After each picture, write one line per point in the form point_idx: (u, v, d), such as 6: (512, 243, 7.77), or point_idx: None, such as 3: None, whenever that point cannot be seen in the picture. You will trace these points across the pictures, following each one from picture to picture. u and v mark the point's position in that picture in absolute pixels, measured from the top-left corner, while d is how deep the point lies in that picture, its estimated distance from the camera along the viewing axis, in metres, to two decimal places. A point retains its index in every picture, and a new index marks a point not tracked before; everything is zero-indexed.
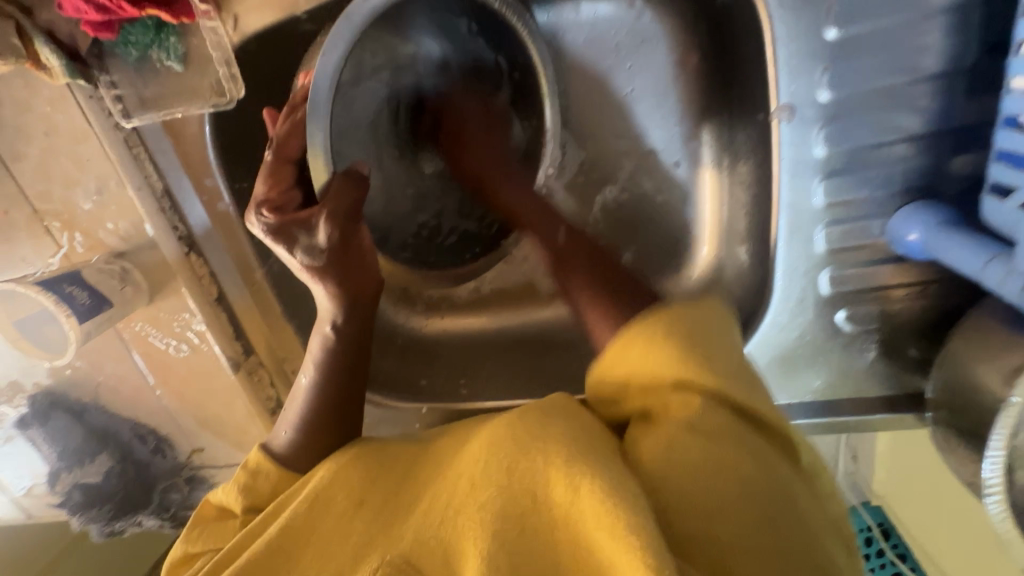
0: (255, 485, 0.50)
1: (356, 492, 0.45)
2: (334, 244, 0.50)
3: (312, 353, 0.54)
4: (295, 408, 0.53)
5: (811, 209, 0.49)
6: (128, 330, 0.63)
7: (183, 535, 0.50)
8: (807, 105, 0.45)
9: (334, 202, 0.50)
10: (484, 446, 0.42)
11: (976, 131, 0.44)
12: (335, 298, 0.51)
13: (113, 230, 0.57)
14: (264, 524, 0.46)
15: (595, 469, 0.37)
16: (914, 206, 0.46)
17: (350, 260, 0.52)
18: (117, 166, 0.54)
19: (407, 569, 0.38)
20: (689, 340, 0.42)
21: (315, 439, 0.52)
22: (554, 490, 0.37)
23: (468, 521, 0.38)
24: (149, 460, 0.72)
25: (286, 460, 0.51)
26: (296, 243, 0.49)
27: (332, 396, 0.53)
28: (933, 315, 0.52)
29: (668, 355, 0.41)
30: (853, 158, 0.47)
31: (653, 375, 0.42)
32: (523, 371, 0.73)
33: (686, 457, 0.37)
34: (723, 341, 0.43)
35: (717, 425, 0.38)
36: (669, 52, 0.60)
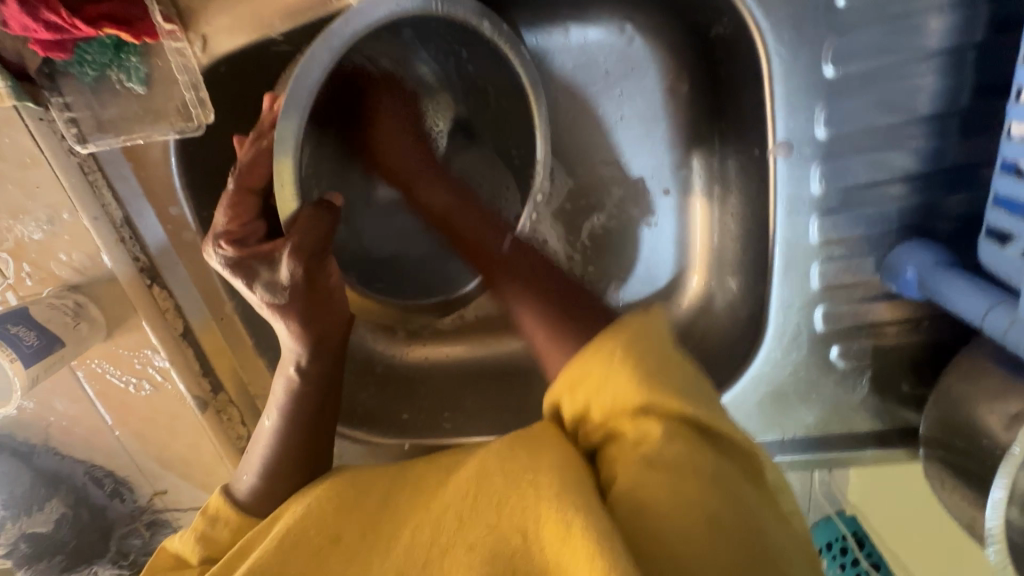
0: (215, 534, 0.46)
1: (330, 525, 0.42)
2: (299, 282, 0.46)
3: (276, 396, 0.50)
4: (258, 450, 0.49)
5: (807, 245, 0.48)
6: (83, 367, 0.59)
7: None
8: (804, 142, 0.44)
9: (296, 234, 0.45)
10: (466, 480, 0.40)
11: (969, 171, 0.44)
12: (299, 337, 0.48)
13: (66, 262, 0.53)
14: (227, 569, 0.42)
15: (567, 502, 0.35)
16: (909, 245, 0.45)
17: (317, 298, 0.48)
18: (70, 193, 0.49)
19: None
20: (644, 362, 0.39)
21: (283, 477, 0.48)
22: (545, 534, 0.34)
23: (455, 561, 0.35)
24: (105, 505, 0.67)
25: (253, 505, 0.47)
26: (255, 278, 0.46)
27: (300, 434, 0.49)
28: (924, 352, 0.52)
29: (618, 378, 0.39)
30: (849, 196, 0.46)
31: (610, 402, 0.39)
32: (504, 403, 0.70)
33: (648, 490, 0.34)
34: (663, 353, 0.40)
35: (678, 452, 0.35)
36: (659, 80, 0.59)
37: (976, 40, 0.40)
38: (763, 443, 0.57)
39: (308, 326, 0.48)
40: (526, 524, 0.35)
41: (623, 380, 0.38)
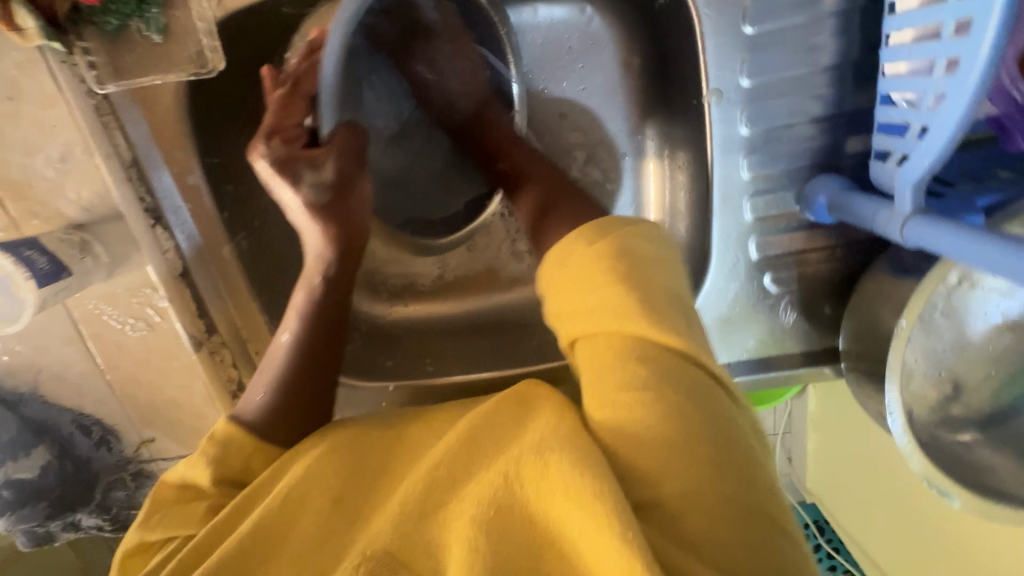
0: (227, 458, 0.50)
1: (332, 488, 0.47)
2: (336, 181, 0.56)
3: (295, 309, 0.57)
4: (273, 365, 0.55)
5: (739, 181, 0.57)
6: (79, 309, 0.61)
7: (139, 520, 0.48)
8: (731, 89, 0.54)
9: (338, 152, 0.55)
10: (453, 437, 0.46)
11: (863, 115, 0.54)
12: (326, 238, 0.56)
13: (74, 201, 0.56)
14: (231, 522, 0.46)
15: (552, 450, 0.42)
16: (822, 177, 0.55)
17: (348, 203, 0.57)
18: (85, 132, 0.54)
19: (393, 563, 0.41)
20: (633, 277, 0.46)
21: (293, 392, 0.54)
22: (530, 479, 0.42)
23: (449, 514, 0.42)
24: (91, 455, 0.68)
25: (258, 423, 0.52)
26: (300, 178, 0.54)
27: (312, 347, 0.56)
28: (842, 275, 0.61)
29: (603, 297, 0.45)
30: (770, 136, 0.55)
31: (597, 314, 0.46)
32: (484, 350, 0.76)
33: (633, 416, 0.42)
34: (648, 269, 0.47)
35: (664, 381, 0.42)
36: (615, 55, 0.69)
37: (859, 5, 0.50)
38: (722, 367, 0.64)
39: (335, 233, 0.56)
40: (510, 474, 0.42)
41: (612, 293, 0.45)
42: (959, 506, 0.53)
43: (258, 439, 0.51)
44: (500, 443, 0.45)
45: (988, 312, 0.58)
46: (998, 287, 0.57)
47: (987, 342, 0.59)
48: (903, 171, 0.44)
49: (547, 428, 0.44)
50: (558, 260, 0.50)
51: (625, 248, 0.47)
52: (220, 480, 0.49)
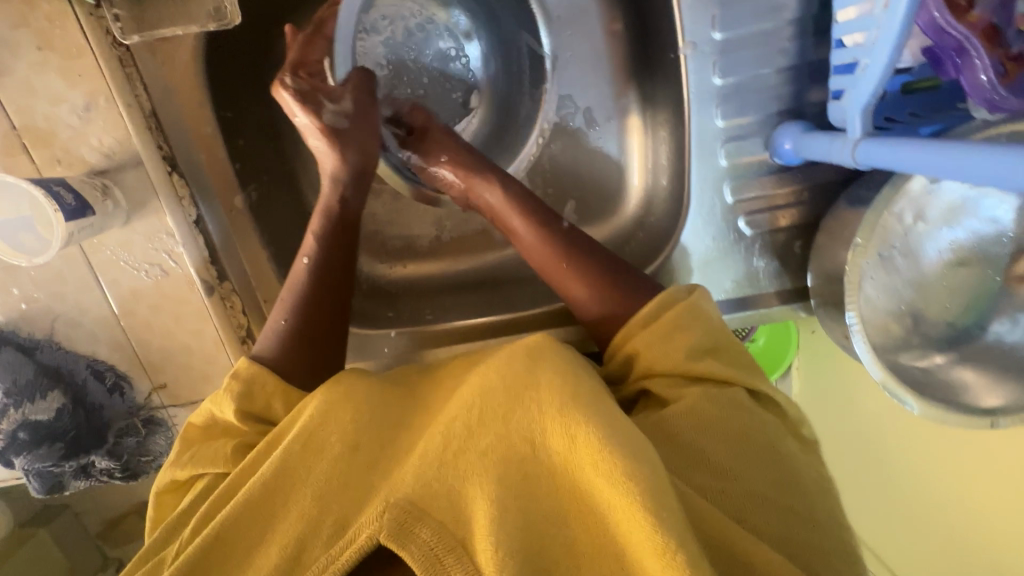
0: (254, 395, 0.56)
1: (350, 436, 0.49)
2: (352, 113, 0.65)
3: (308, 237, 0.64)
4: (292, 286, 0.62)
5: (714, 128, 0.63)
6: (96, 255, 0.65)
7: (174, 458, 0.56)
8: (704, 41, 0.60)
9: (354, 89, 0.65)
10: (472, 393, 0.49)
11: (823, 66, 0.60)
12: (340, 161, 0.64)
13: (96, 147, 0.60)
14: (253, 465, 0.51)
15: (578, 418, 0.45)
16: (786, 123, 0.61)
17: (362, 133, 0.66)
18: (109, 81, 0.58)
19: (415, 512, 0.42)
20: (702, 333, 0.56)
21: (310, 312, 0.61)
22: (553, 442, 0.45)
23: (470, 466, 0.45)
24: (104, 402, 0.71)
25: (275, 350, 0.59)
26: (322, 106, 0.63)
27: (328, 272, 0.63)
28: (810, 218, 0.66)
29: (676, 347, 0.55)
30: (740, 85, 0.61)
31: (670, 354, 0.55)
32: (481, 301, 0.80)
33: (707, 425, 0.50)
34: (711, 323, 0.57)
35: (724, 400, 0.52)
36: (600, 22, 0.74)
37: None
38: None
39: (353, 158, 0.64)
40: (531, 433, 0.46)
41: (682, 342, 0.55)
42: (916, 411, 0.58)
43: (274, 368, 0.58)
44: (513, 402, 0.48)
45: (939, 242, 0.63)
46: (946, 217, 0.62)
47: (942, 271, 0.64)
48: (852, 100, 0.50)
49: (559, 390, 0.47)
50: (643, 320, 0.58)
51: (695, 308, 0.57)
52: (244, 415, 0.55)
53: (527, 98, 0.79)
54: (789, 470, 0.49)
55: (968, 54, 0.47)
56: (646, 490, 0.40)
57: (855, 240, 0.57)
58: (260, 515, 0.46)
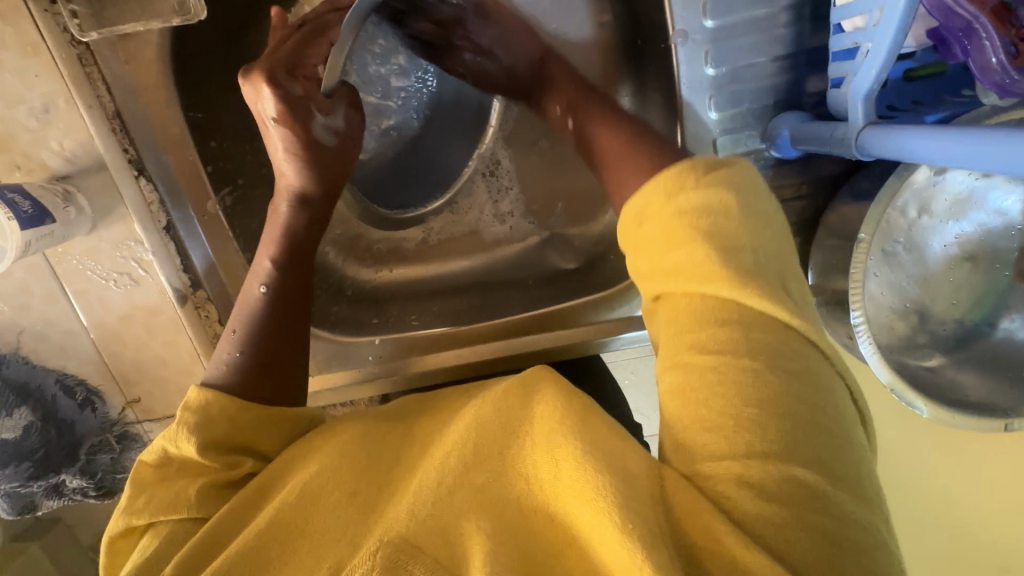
0: (212, 424, 0.49)
1: (346, 484, 0.45)
2: (340, 130, 0.59)
3: (263, 265, 0.58)
4: (245, 313, 0.57)
5: (707, 121, 0.60)
6: (62, 266, 0.62)
7: (125, 504, 0.47)
8: (695, 30, 0.57)
9: (347, 103, 0.60)
10: (467, 425, 0.45)
11: (822, 53, 0.57)
12: (314, 179, 0.58)
13: (58, 151, 0.57)
14: (243, 507, 0.46)
15: (566, 442, 0.40)
16: (782, 115, 0.58)
17: (341, 152, 0.60)
18: (68, 81, 0.55)
19: (408, 549, 0.39)
20: (728, 236, 0.41)
21: (267, 342, 0.56)
22: (546, 475, 0.41)
23: (466, 504, 0.41)
24: (75, 419, 0.68)
25: (230, 376, 0.53)
26: (311, 118, 0.56)
27: (291, 297, 0.58)
28: (810, 213, 0.63)
29: (694, 258, 0.40)
30: (734, 75, 0.58)
31: (676, 256, 0.41)
32: (468, 305, 0.77)
33: (706, 403, 0.37)
34: (751, 220, 0.42)
35: (736, 349, 0.38)
36: (588, 12, 0.71)
37: None
38: None
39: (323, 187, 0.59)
40: (531, 468, 0.42)
41: (702, 255, 0.40)
42: (926, 413, 0.56)
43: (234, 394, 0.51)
44: (507, 436, 0.43)
45: (945, 236, 0.60)
46: (950, 211, 0.59)
47: (948, 267, 0.61)
48: (852, 87, 0.47)
49: (549, 420, 0.42)
50: (634, 214, 0.45)
51: (719, 206, 0.42)
52: (206, 447, 0.48)
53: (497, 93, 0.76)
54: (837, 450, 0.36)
55: (976, 35, 0.44)
56: (640, 525, 0.35)
57: (860, 237, 0.55)
58: (246, 560, 0.41)
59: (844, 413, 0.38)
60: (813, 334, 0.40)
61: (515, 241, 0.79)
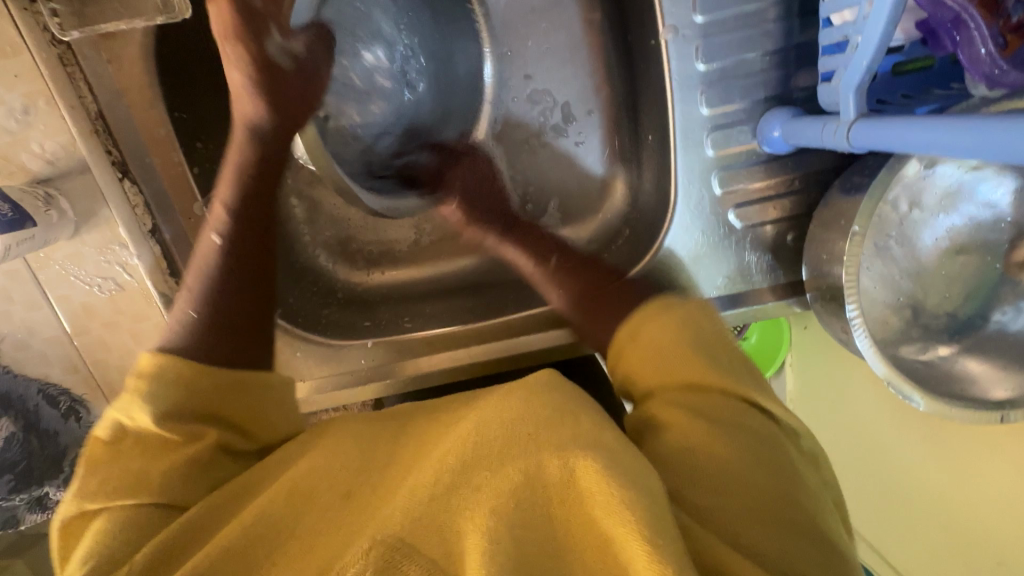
0: (169, 392, 0.47)
1: (340, 486, 0.44)
2: (300, 58, 0.59)
3: (215, 219, 0.58)
4: (200, 263, 0.57)
5: (698, 117, 0.60)
6: (45, 270, 0.60)
7: (78, 487, 0.45)
8: (686, 25, 0.57)
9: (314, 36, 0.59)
10: (467, 425, 0.43)
11: (810, 50, 0.58)
12: (263, 110, 0.57)
13: (38, 153, 0.55)
14: (224, 506, 0.44)
15: (588, 453, 0.40)
16: (772, 111, 0.58)
17: (301, 82, 0.59)
18: (49, 82, 0.53)
19: (403, 549, 0.37)
20: (687, 337, 0.53)
21: (223, 290, 0.56)
22: (550, 475, 0.40)
23: (465, 501, 0.39)
24: (58, 429, 0.66)
25: (192, 331, 0.52)
26: (264, 35, 0.55)
27: (243, 247, 0.58)
28: (802, 209, 0.63)
29: (663, 347, 0.53)
30: (724, 71, 0.58)
31: (669, 352, 0.52)
32: (462, 307, 0.76)
33: (703, 449, 0.44)
34: (710, 333, 0.54)
35: (723, 416, 0.47)
36: (578, 11, 0.71)
37: None
38: None
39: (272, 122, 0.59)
40: (532, 464, 0.40)
41: (667, 355, 0.52)
42: (922, 407, 0.55)
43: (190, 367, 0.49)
44: (513, 435, 0.42)
45: (936, 229, 0.60)
46: (941, 205, 0.60)
47: (939, 260, 0.62)
48: (843, 80, 0.47)
49: (570, 428, 0.42)
50: (627, 331, 0.57)
51: (687, 317, 0.54)
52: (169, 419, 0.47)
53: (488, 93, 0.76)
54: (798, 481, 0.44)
55: (966, 26, 0.45)
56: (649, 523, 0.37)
57: (851, 229, 0.55)
58: (217, 561, 0.40)
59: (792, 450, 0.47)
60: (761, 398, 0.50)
61: None
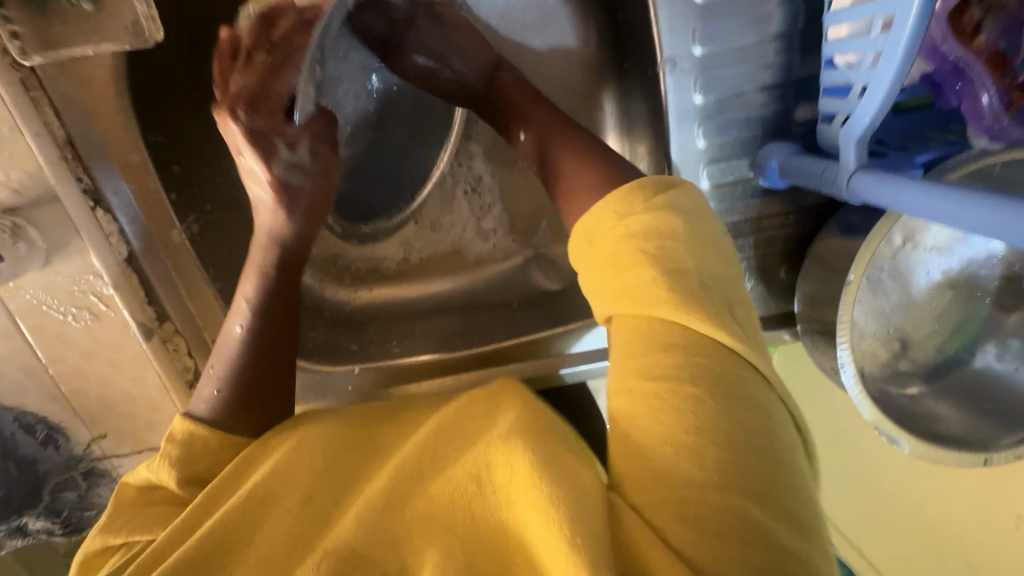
0: (195, 456, 0.49)
1: (303, 488, 0.44)
2: (308, 159, 0.55)
3: (243, 296, 0.55)
4: (224, 358, 0.54)
5: (695, 150, 0.59)
6: (13, 301, 0.57)
7: (103, 523, 0.47)
8: (685, 58, 0.55)
9: (314, 135, 0.55)
10: (424, 435, 0.44)
11: (809, 84, 0.56)
12: (275, 205, 0.54)
13: (3, 182, 0.53)
14: (199, 513, 0.44)
15: (519, 444, 0.40)
16: (771, 144, 0.57)
17: (323, 175, 0.57)
18: (12, 109, 0.50)
19: (355, 558, 0.39)
20: (686, 255, 0.39)
21: (244, 382, 0.52)
22: (498, 475, 0.40)
23: (422, 522, 0.40)
24: (36, 457, 0.64)
25: (243, 356, 0.53)
26: (274, 155, 0.52)
27: (274, 314, 0.55)
28: (796, 241, 0.63)
29: (641, 272, 0.39)
30: (722, 104, 0.57)
31: (633, 276, 0.39)
32: (453, 328, 0.75)
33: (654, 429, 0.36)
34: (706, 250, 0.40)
35: (706, 382, 0.36)
36: (573, 29, 0.69)
37: None
38: None
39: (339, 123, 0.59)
40: (475, 463, 0.41)
41: (647, 277, 0.38)
42: (908, 450, 0.56)
43: (223, 430, 0.50)
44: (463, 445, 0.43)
45: (928, 268, 0.60)
46: (936, 242, 0.59)
47: (931, 294, 0.61)
48: (846, 130, 0.46)
49: (517, 426, 0.42)
50: (586, 232, 0.43)
51: (657, 224, 0.40)
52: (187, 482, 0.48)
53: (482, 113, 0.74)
54: (781, 494, 0.34)
55: (970, 80, 0.45)
56: (583, 525, 0.35)
57: (850, 277, 0.54)
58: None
59: (788, 437, 0.37)
60: (755, 353, 0.38)
61: (499, 259, 0.77)
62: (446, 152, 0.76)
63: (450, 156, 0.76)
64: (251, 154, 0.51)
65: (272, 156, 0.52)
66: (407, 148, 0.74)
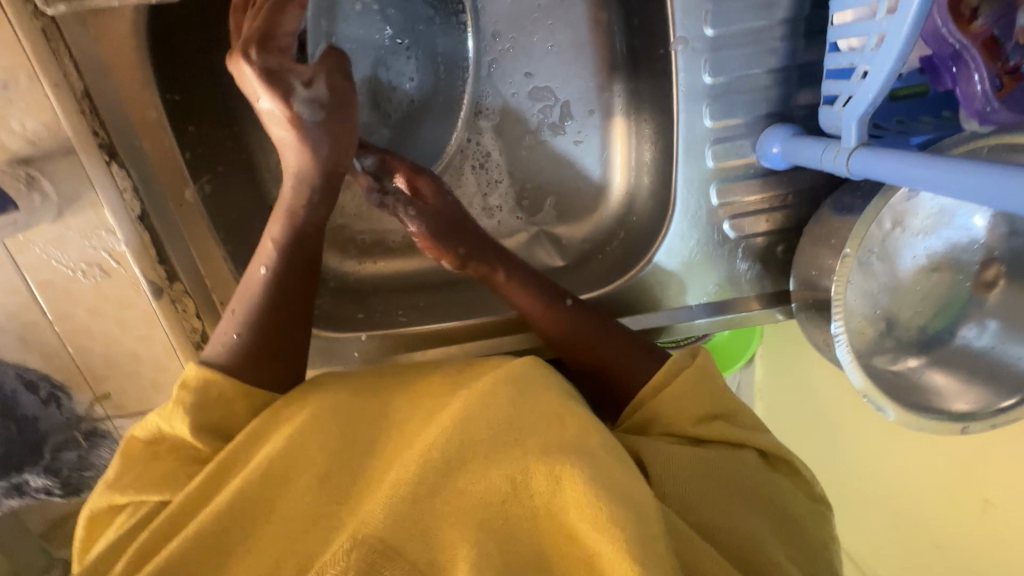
0: (210, 406, 0.49)
1: (319, 467, 0.44)
2: (327, 95, 0.54)
3: (267, 248, 0.56)
4: (244, 306, 0.54)
5: (702, 129, 0.61)
6: (22, 254, 0.57)
7: (108, 480, 0.48)
8: (696, 38, 0.58)
9: (329, 72, 0.54)
10: (453, 419, 0.45)
11: (812, 69, 0.59)
12: (296, 149, 0.55)
13: (19, 132, 0.52)
14: (214, 481, 0.45)
15: (564, 458, 0.42)
16: (775, 126, 0.59)
17: (341, 117, 0.56)
18: (32, 58, 0.50)
19: (386, 553, 0.38)
20: (702, 401, 0.53)
21: (266, 331, 0.53)
22: (537, 484, 0.41)
23: (445, 505, 0.40)
24: (37, 415, 0.64)
25: (265, 297, 0.54)
26: (292, 93, 0.52)
27: (295, 270, 0.56)
28: (793, 222, 0.66)
29: (689, 405, 0.53)
30: (729, 85, 0.59)
31: (688, 404, 0.53)
32: (459, 301, 0.76)
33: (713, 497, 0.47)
34: (715, 392, 0.54)
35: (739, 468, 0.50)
36: (585, 11, 0.71)
37: None
38: (671, 311, 0.67)
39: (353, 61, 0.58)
40: (513, 471, 0.42)
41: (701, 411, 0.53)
42: (893, 417, 0.59)
43: (233, 375, 0.51)
44: (501, 448, 0.43)
45: (915, 250, 0.64)
46: (922, 225, 0.63)
47: (917, 276, 0.65)
48: (848, 108, 0.49)
49: (545, 435, 0.44)
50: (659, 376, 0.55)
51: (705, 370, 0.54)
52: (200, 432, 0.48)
53: (492, 90, 0.75)
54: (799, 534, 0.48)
55: (966, 63, 0.48)
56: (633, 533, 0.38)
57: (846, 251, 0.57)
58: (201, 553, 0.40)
59: (796, 501, 0.51)
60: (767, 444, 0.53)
61: (503, 237, 0.78)
62: (457, 126, 0.76)
63: (462, 129, 0.76)
64: (268, 93, 0.51)
65: (290, 94, 0.52)
66: (421, 121, 0.75)
